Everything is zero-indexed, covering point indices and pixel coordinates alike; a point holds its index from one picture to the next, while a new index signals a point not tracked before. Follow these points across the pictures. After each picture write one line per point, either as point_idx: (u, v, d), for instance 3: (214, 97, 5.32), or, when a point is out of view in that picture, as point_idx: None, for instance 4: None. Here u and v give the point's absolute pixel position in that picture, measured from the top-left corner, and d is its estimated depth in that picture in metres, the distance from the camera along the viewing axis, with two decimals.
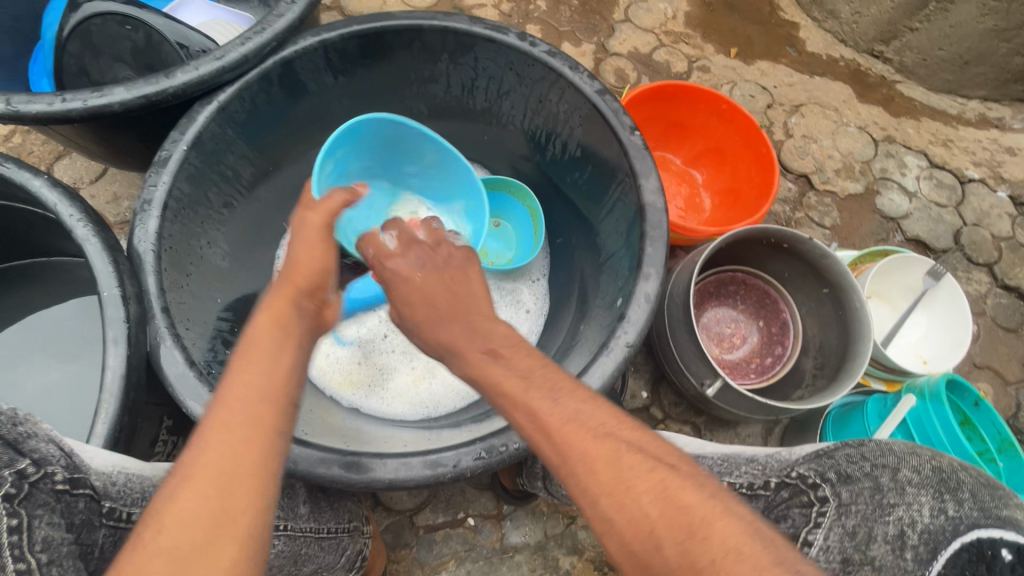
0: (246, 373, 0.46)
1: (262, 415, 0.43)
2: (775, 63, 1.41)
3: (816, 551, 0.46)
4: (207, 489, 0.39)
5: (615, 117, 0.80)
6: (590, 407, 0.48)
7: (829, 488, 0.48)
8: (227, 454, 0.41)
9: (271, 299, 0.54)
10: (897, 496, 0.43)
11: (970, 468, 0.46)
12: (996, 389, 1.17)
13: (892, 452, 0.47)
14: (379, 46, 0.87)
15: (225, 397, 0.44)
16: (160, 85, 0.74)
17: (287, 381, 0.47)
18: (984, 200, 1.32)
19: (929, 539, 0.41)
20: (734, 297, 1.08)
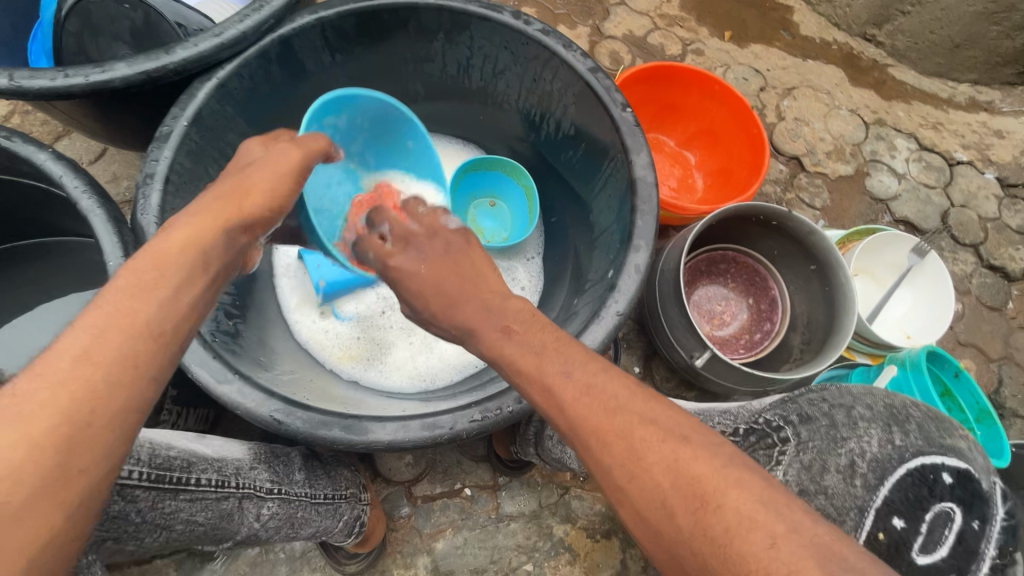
0: (138, 293, 0.45)
1: (137, 348, 0.43)
2: (769, 46, 1.43)
3: (775, 484, 0.55)
4: (46, 409, 0.38)
5: (607, 94, 0.82)
6: (604, 379, 0.48)
7: (791, 429, 0.57)
8: (86, 376, 0.40)
9: (200, 220, 0.52)
10: (849, 431, 0.52)
11: (918, 404, 0.54)
12: (979, 365, 1.20)
13: (848, 394, 0.56)
14: (376, 25, 0.88)
15: (101, 315, 0.43)
16: (160, 62, 0.76)
17: (171, 327, 0.45)
18: (972, 182, 1.35)
19: (878, 467, 0.48)
20: (725, 275, 1.10)
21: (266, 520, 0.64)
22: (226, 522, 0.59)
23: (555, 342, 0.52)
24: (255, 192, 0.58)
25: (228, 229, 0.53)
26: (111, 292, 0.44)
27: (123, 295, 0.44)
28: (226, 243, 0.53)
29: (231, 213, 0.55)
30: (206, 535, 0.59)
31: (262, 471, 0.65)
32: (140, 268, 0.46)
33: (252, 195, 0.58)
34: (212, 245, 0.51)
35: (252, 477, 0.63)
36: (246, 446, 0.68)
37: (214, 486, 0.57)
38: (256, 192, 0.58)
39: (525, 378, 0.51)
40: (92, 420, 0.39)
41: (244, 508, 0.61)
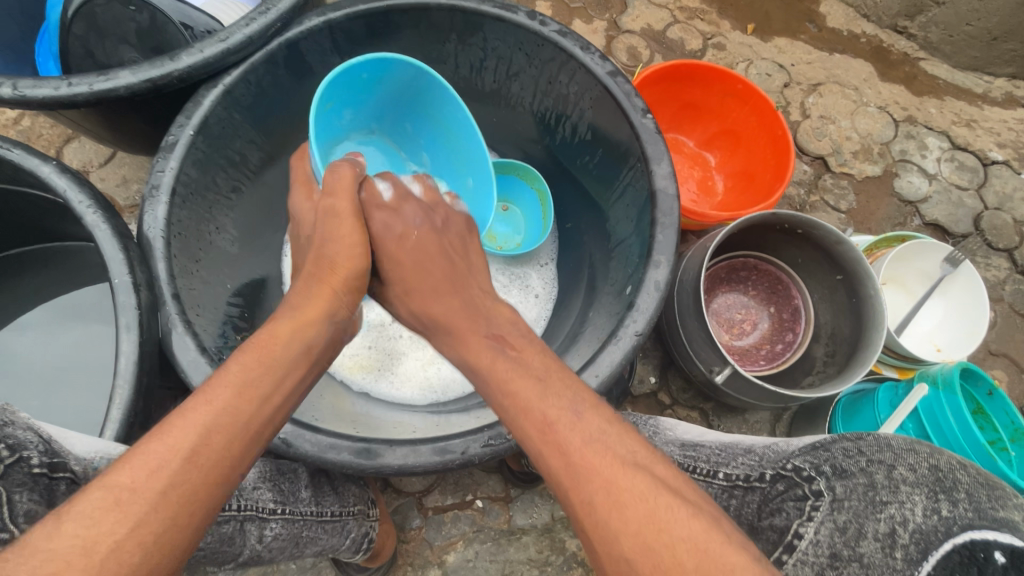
0: (245, 392, 0.48)
1: (237, 455, 0.45)
2: (794, 39, 1.37)
3: (806, 543, 0.52)
4: (152, 513, 0.39)
5: (627, 99, 0.78)
6: (616, 434, 0.46)
7: (824, 482, 0.54)
8: (193, 477, 0.42)
9: (305, 312, 0.59)
10: (890, 495, 0.49)
11: (967, 467, 0.50)
12: (1011, 376, 1.15)
13: (889, 449, 0.53)
14: (385, 26, 0.85)
15: (207, 413, 0.45)
16: (165, 68, 0.73)
17: (268, 425, 0.49)
18: (1007, 183, 1.28)
19: (921, 540, 0.45)
20: (745, 282, 1.07)
21: (269, 540, 0.65)
22: (227, 545, 0.61)
23: None
24: (343, 270, 0.66)
25: (327, 318, 0.60)
26: (218, 386, 0.48)
27: (229, 391, 0.47)
28: (326, 330, 0.59)
29: (329, 298, 0.62)
30: (208, 557, 0.60)
31: (266, 490, 0.65)
32: (246, 365, 0.50)
33: (338, 273, 0.65)
34: (313, 338, 0.57)
35: (254, 498, 0.63)
36: (252, 463, 0.68)
37: (214, 510, 0.57)
38: (341, 269, 0.66)
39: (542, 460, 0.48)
40: (190, 521, 0.41)
41: (245, 530, 0.62)
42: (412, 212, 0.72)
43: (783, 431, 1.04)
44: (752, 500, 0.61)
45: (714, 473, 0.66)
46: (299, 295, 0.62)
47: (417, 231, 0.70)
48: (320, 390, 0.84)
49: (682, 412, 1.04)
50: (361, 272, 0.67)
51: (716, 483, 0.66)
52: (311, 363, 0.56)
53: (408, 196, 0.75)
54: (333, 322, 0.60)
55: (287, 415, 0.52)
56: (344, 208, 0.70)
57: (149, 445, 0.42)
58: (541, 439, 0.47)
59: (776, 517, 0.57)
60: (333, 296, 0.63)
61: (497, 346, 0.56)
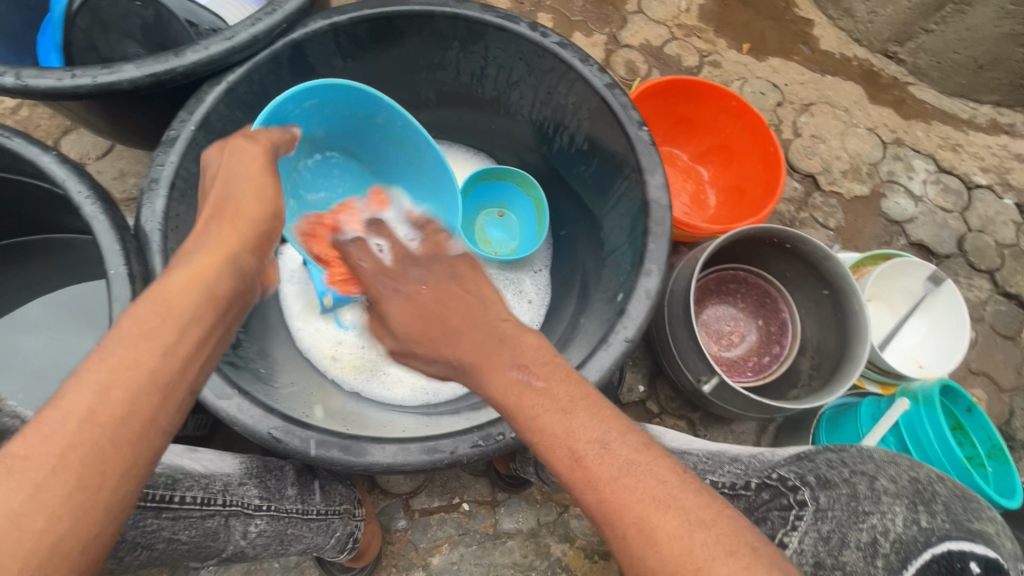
0: (144, 341, 0.46)
1: (147, 403, 0.44)
2: (788, 60, 1.40)
3: (790, 552, 0.53)
4: (57, 471, 0.39)
5: (623, 111, 0.80)
6: (648, 459, 0.46)
7: (808, 492, 0.56)
8: (94, 436, 0.41)
9: (203, 255, 0.56)
10: (872, 505, 0.50)
11: (946, 482, 0.53)
12: (990, 395, 1.18)
13: (872, 463, 0.56)
14: (389, 31, 0.87)
15: (104, 370, 0.44)
16: (169, 64, 0.74)
17: (177, 371, 0.47)
18: (990, 207, 1.32)
19: (901, 549, 0.46)
20: (735, 295, 1.09)
21: (254, 537, 0.65)
22: (211, 540, 0.60)
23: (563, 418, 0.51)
24: (249, 211, 0.63)
25: (231, 263, 0.57)
26: (113, 343, 0.45)
27: (125, 347, 0.45)
28: (232, 275, 0.56)
29: (231, 246, 0.58)
30: (191, 552, 0.60)
31: (251, 486, 0.65)
32: (143, 316, 0.47)
33: (243, 215, 0.62)
34: (216, 282, 0.54)
35: (241, 494, 0.63)
36: (239, 460, 0.69)
37: (199, 505, 0.58)
38: (246, 210, 0.62)
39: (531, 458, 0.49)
40: (102, 480, 0.40)
41: (230, 526, 0.62)
42: (418, 274, 0.71)
43: (769, 442, 1.06)
44: (736, 508, 0.62)
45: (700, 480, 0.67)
46: (202, 236, 0.59)
47: (427, 288, 0.68)
48: (312, 388, 0.84)
49: (669, 421, 1.05)
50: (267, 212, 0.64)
51: None
52: (225, 300, 0.54)
53: (408, 259, 0.76)
54: (236, 266, 0.57)
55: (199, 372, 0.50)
56: (253, 150, 0.68)
57: (46, 412, 0.41)
58: (533, 433, 0.49)
59: (761, 526, 0.58)
60: (240, 235, 0.60)
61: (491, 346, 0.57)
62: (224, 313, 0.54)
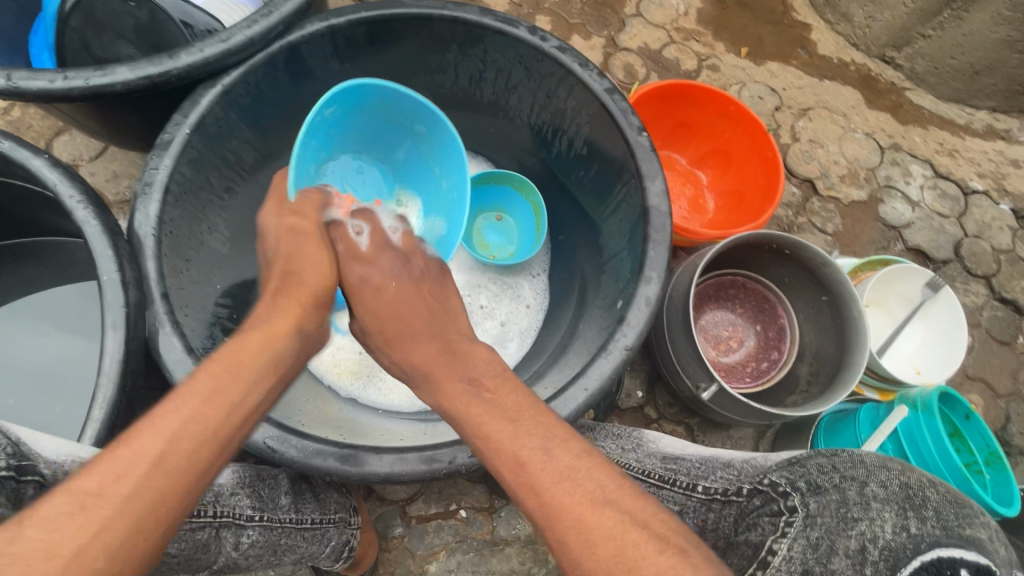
0: (214, 396, 0.48)
1: (206, 453, 0.45)
2: (786, 64, 1.40)
3: (779, 560, 0.51)
4: (118, 517, 0.39)
5: (623, 116, 0.79)
6: (588, 465, 0.47)
7: (798, 497, 0.55)
8: (160, 484, 0.42)
9: (273, 324, 0.58)
10: (862, 511, 0.50)
11: (936, 485, 0.52)
12: (986, 401, 1.18)
13: (862, 466, 0.55)
14: (387, 34, 0.86)
15: (176, 420, 0.45)
16: (163, 67, 0.73)
17: (235, 430, 0.48)
18: (986, 212, 1.32)
19: (890, 556, 0.46)
20: (733, 300, 1.08)
21: (246, 548, 0.64)
22: (202, 552, 0.59)
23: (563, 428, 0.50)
24: (310, 284, 0.64)
25: (296, 333, 0.59)
26: (186, 395, 0.47)
27: (198, 399, 0.47)
28: (296, 344, 0.58)
29: (298, 313, 0.61)
30: (182, 565, 0.58)
31: (243, 496, 0.65)
32: (217, 373, 0.49)
33: (305, 288, 0.64)
34: (283, 353, 0.56)
35: (231, 504, 0.62)
36: (231, 469, 0.68)
37: (189, 517, 0.57)
38: (310, 282, 0.64)
39: None
40: (155, 528, 0.41)
41: (220, 537, 0.61)
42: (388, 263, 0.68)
43: (766, 448, 1.06)
44: (728, 514, 0.62)
45: (694, 485, 0.67)
46: (269, 307, 0.60)
47: (396, 283, 0.66)
48: (307, 395, 0.83)
49: (668, 427, 1.05)
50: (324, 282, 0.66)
51: (695, 496, 0.66)
52: (287, 369, 0.56)
53: (386, 246, 0.70)
54: (300, 335, 0.59)
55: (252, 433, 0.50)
56: (309, 229, 0.68)
57: (116, 450, 0.42)
58: (534, 445, 0.48)
59: (751, 533, 0.57)
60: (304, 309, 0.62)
61: (490, 355, 0.56)
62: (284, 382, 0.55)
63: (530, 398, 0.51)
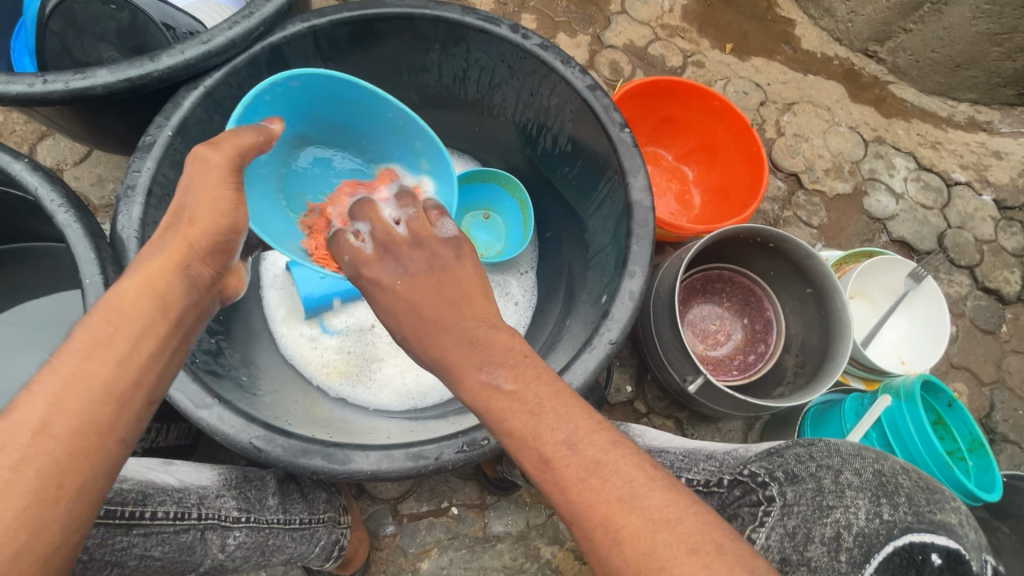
0: (93, 353, 0.46)
1: (102, 413, 0.44)
2: (770, 59, 1.41)
3: (758, 548, 0.53)
4: (9, 492, 0.39)
5: (605, 113, 0.80)
6: (614, 458, 0.46)
7: (777, 487, 0.57)
8: (50, 447, 0.41)
9: (151, 264, 0.55)
10: (836, 499, 0.53)
11: (908, 472, 0.56)
12: (971, 389, 1.20)
13: (838, 455, 0.57)
14: (369, 34, 0.86)
15: (56, 382, 0.44)
16: (144, 69, 0.73)
17: (134, 382, 0.47)
18: (969, 203, 1.34)
19: (864, 542, 0.50)
20: (720, 294, 1.09)
21: (233, 549, 0.65)
22: (188, 555, 0.60)
23: (543, 419, 0.51)
24: (204, 222, 0.59)
25: (183, 273, 0.56)
26: (65, 356, 0.46)
27: (77, 358, 0.46)
28: (184, 283, 0.56)
29: (184, 251, 0.57)
30: (168, 568, 0.59)
31: (229, 498, 0.65)
32: (94, 327, 0.48)
33: (197, 224, 0.59)
34: (170, 294, 0.54)
35: (217, 507, 0.63)
36: (216, 472, 0.68)
37: (172, 519, 0.58)
38: (203, 222, 0.59)
39: (514, 463, 0.49)
40: (60, 495, 0.41)
41: (206, 539, 0.61)
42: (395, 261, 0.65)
43: (755, 440, 1.07)
44: (710, 505, 0.62)
45: (678, 479, 0.66)
46: (152, 249, 0.57)
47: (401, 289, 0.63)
48: (296, 395, 0.83)
49: (657, 421, 1.05)
50: (229, 226, 0.61)
51: (680, 488, 0.66)
52: (182, 311, 0.54)
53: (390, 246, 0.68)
54: (188, 274, 0.56)
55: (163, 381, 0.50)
56: (216, 161, 0.62)
57: None
58: (517, 434, 0.49)
59: (733, 524, 0.58)
60: (191, 249, 0.57)
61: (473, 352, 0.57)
62: (180, 325, 0.53)
63: (520, 393, 0.51)
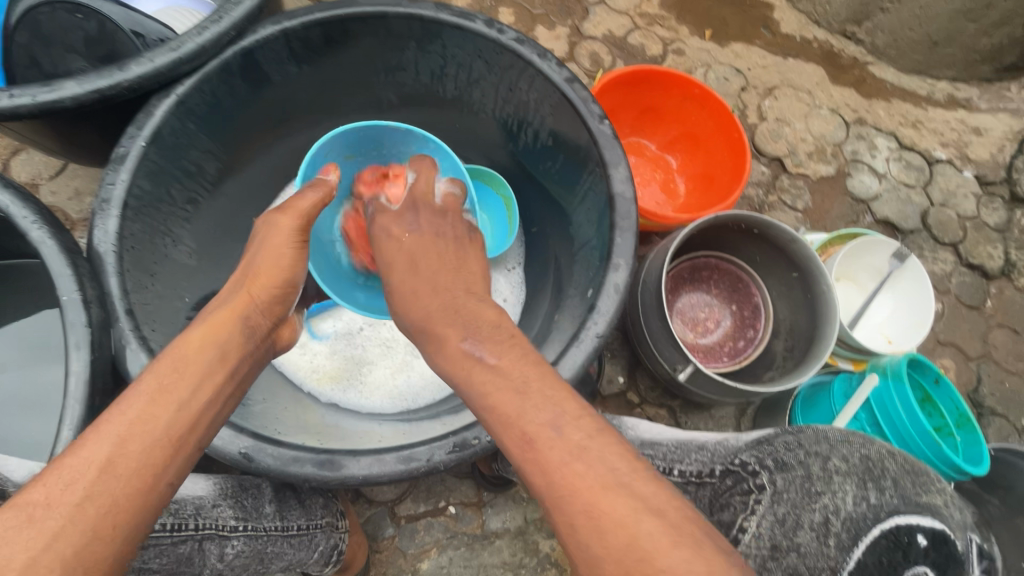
0: (158, 398, 0.49)
1: (160, 455, 0.46)
2: (749, 45, 1.41)
3: (749, 537, 0.55)
4: (68, 525, 0.41)
5: (584, 105, 0.79)
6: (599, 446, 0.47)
7: (767, 475, 0.57)
8: (112, 488, 0.43)
9: (215, 316, 0.60)
10: (824, 485, 0.54)
11: (894, 455, 0.57)
12: (958, 364, 1.21)
13: (825, 441, 0.58)
14: (343, 34, 0.85)
15: (122, 424, 0.47)
16: (112, 79, 0.71)
17: (192, 423, 0.50)
18: (951, 180, 1.35)
19: (852, 527, 0.51)
20: (707, 281, 1.10)
21: (231, 558, 0.64)
22: (187, 566, 0.60)
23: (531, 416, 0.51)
24: (264, 279, 0.67)
25: (243, 325, 0.60)
26: (133, 399, 0.49)
27: (143, 402, 0.48)
28: (241, 333, 0.60)
29: (244, 306, 0.62)
30: None
31: (226, 507, 0.64)
32: (161, 372, 0.51)
33: (259, 282, 0.66)
34: (228, 343, 0.57)
35: (214, 516, 0.62)
36: (212, 481, 0.68)
37: (170, 531, 0.57)
38: (263, 279, 0.66)
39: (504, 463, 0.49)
40: (116, 533, 0.42)
41: (205, 550, 0.61)
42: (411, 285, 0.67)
43: (748, 425, 1.07)
44: (703, 497, 0.63)
45: (670, 470, 0.67)
46: (215, 304, 0.63)
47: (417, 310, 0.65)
48: (287, 403, 0.83)
49: (651, 410, 1.06)
50: (284, 283, 0.68)
51: (672, 479, 0.67)
52: (241, 360, 0.58)
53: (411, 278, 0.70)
54: (248, 325, 0.61)
55: (211, 422, 0.52)
56: (284, 224, 0.71)
57: (63, 460, 0.44)
58: (506, 431, 0.49)
59: (725, 512, 0.60)
60: (252, 302, 0.63)
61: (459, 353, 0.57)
62: (235, 373, 0.56)
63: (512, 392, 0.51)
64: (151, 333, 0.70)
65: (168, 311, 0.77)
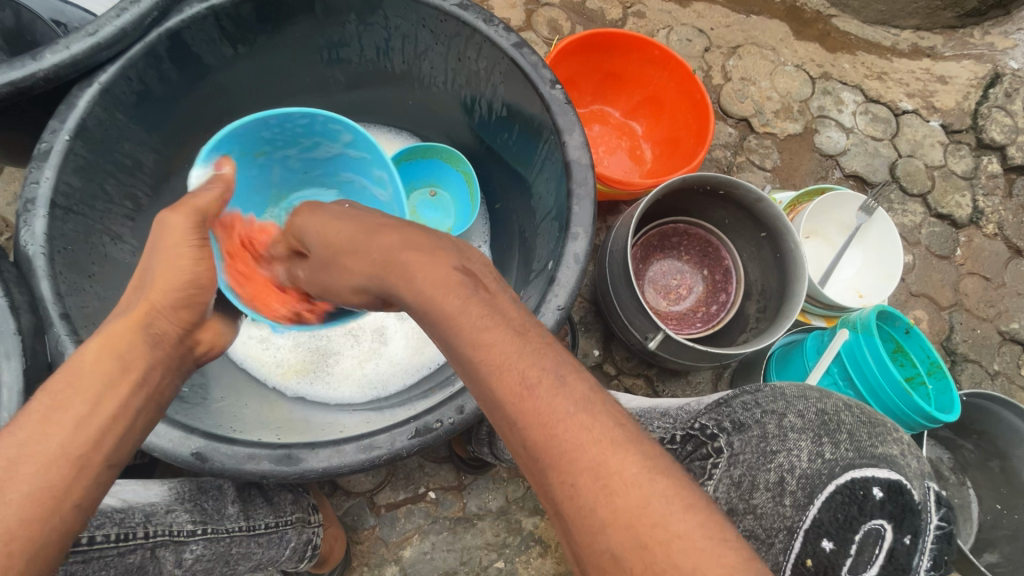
0: (51, 416, 0.49)
1: (59, 476, 0.47)
2: (711, 3, 1.37)
3: (707, 502, 0.58)
4: None
5: (535, 70, 0.76)
6: None
7: (724, 438, 0.59)
8: (6, 512, 0.44)
9: (112, 328, 0.57)
10: (779, 444, 0.56)
11: (851, 408, 0.59)
12: (931, 314, 1.22)
13: (783, 398, 0.60)
14: (277, 9, 0.80)
15: (14, 445, 0.47)
16: (26, 69, 0.66)
17: (93, 443, 0.49)
18: (917, 131, 1.34)
19: (807, 483, 0.53)
20: (678, 248, 1.08)
21: (191, 562, 0.63)
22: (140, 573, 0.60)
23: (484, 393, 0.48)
24: (165, 283, 0.62)
25: (145, 334, 0.58)
26: (24, 419, 0.48)
27: (35, 421, 0.48)
28: (144, 345, 0.57)
29: (145, 313, 0.59)
30: None
31: (182, 512, 0.63)
32: (52, 392, 0.50)
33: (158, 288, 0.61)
34: (129, 353, 0.55)
35: (167, 522, 0.61)
36: (168, 487, 0.67)
37: (113, 542, 0.56)
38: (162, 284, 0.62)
39: None
40: (10, 561, 0.42)
41: (158, 557, 0.60)
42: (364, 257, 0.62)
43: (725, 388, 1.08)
44: None
45: None
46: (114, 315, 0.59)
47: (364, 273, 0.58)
48: (250, 400, 0.80)
49: (627, 381, 1.05)
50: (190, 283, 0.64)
51: None
52: (143, 369, 0.56)
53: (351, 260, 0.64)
54: (151, 334, 0.58)
55: (120, 436, 0.51)
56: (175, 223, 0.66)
57: None
58: None
59: None
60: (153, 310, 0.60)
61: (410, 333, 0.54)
62: (145, 388, 0.55)
63: (465, 370, 0.49)
64: (92, 337, 0.67)
65: (112, 313, 0.74)
